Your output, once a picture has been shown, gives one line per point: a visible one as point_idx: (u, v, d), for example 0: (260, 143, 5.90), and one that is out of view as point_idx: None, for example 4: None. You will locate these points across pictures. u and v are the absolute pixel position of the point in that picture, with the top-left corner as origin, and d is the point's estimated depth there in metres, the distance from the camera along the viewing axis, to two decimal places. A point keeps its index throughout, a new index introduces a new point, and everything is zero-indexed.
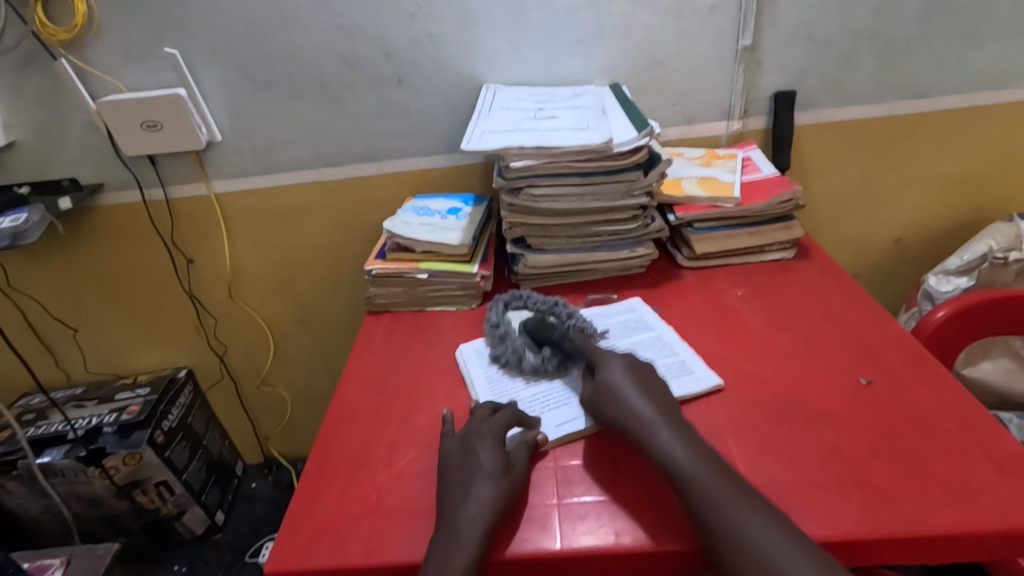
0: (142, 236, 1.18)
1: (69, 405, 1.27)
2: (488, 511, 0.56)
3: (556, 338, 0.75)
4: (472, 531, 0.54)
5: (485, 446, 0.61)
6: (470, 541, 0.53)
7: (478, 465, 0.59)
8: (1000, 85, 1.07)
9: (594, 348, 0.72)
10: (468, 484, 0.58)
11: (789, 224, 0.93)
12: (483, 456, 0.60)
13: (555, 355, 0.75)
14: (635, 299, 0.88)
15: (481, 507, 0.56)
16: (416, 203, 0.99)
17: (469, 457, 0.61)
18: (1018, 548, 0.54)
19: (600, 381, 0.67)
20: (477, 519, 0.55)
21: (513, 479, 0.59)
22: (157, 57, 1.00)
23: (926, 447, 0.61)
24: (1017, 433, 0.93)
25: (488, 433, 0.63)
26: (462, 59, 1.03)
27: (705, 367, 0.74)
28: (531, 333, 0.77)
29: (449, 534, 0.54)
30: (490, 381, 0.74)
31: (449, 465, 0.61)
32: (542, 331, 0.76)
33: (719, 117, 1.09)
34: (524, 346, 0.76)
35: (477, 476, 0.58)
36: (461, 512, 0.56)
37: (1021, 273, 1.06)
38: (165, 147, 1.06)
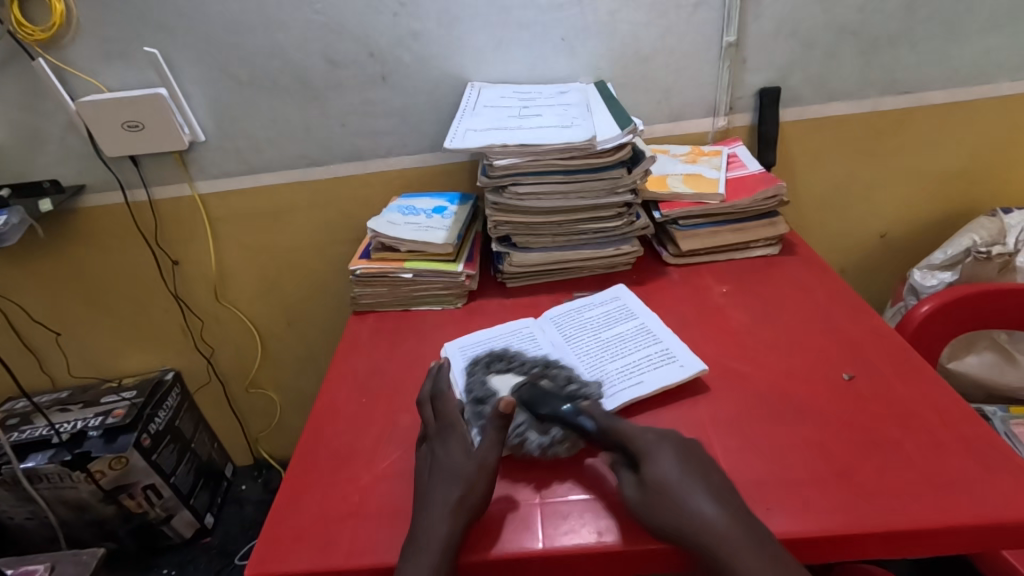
0: (126, 237, 1.17)
1: (54, 410, 1.26)
2: (451, 511, 0.55)
3: (563, 417, 0.62)
4: (436, 533, 0.54)
5: (448, 445, 0.61)
6: (433, 544, 0.53)
7: (440, 465, 0.59)
8: (982, 81, 1.08)
9: (625, 429, 0.59)
10: (431, 486, 0.58)
11: (773, 220, 0.93)
12: (458, 453, 0.60)
13: (567, 436, 0.62)
14: (620, 287, 0.88)
15: (443, 508, 0.55)
16: (401, 202, 0.99)
17: (434, 458, 0.61)
18: (997, 541, 0.55)
19: (643, 478, 0.55)
20: (438, 522, 0.55)
21: (477, 474, 0.58)
22: (138, 57, 0.99)
23: (908, 442, 0.62)
24: (1001, 426, 0.93)
25: (449, 431, 0.62)
26: (447, 58, 1.02)
27: (688, 354, 0.73)
28: (530, 407, 0.65)
29: (416, 539, 0.54)
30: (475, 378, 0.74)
31: (420, 468, 0.61)
32: (547, 407, 0.64)
33: (704, 114, 1.09)
34: (525, 426, 0.63)
35: (440, 477, 0.58)
36: (426, 515, 0.56)
37: (1005, 267, 1.06)
38: (147, 148, 1.05)
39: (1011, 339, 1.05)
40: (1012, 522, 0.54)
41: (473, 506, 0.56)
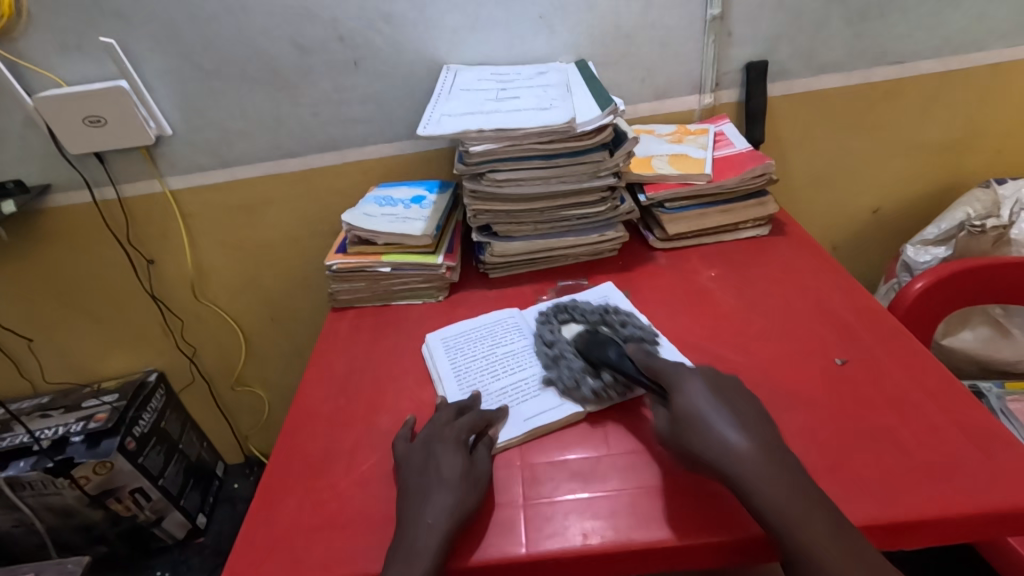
0: (97, 237, 1.13)
1: (34, 416, 1.23)
2: (445, 518, 0.53)
3: (612, 364, 0.65)
4: (430, 538, 0.52)
5: (446, 452, 0.59)
6: (428, 548, 0.51)
7: (437, 471, 0.57)
8: (974, 48, 1.05)
9: (660, 366, 0.61)
10: (423, 492, 0.56)
11: (762, 200, 0.91)
12: (444, 461, 0.58)
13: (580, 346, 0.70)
14: (607, 283, 0.85)
15: (437, 513, 0.54)
16: (379, 192, 0.95)
17: (428, 464, 0.58)
18: (997, 529, 0.53)
19: (673, 410, 0.57)
20: (432, 528, 0.53)
21: (475, 489, 0.56)
22: (96, 48, 0.95)
23: (902, 428, 0.60)
24: (995, 403, 0.92)
25: (451, 437, 0.60)
26: (420, 39, 0.98)
27: (677, 353, 0.71)
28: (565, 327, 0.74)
29: (404, 545, 0.52)
30: (456, 372, 0.72)
31: (411, 470, 0.59)
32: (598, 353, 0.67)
33: (689, 92, 1.05)
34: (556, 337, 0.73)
35: (435, 482, 0.56)
36: (418, 520, 0.54)
37: (999, 240, 1.04)
38: (111, 143, 1.01)
39: (1005, 314, 1.04)
40: (1011, 508, 0.52)
41: (467, 517, 0.54)
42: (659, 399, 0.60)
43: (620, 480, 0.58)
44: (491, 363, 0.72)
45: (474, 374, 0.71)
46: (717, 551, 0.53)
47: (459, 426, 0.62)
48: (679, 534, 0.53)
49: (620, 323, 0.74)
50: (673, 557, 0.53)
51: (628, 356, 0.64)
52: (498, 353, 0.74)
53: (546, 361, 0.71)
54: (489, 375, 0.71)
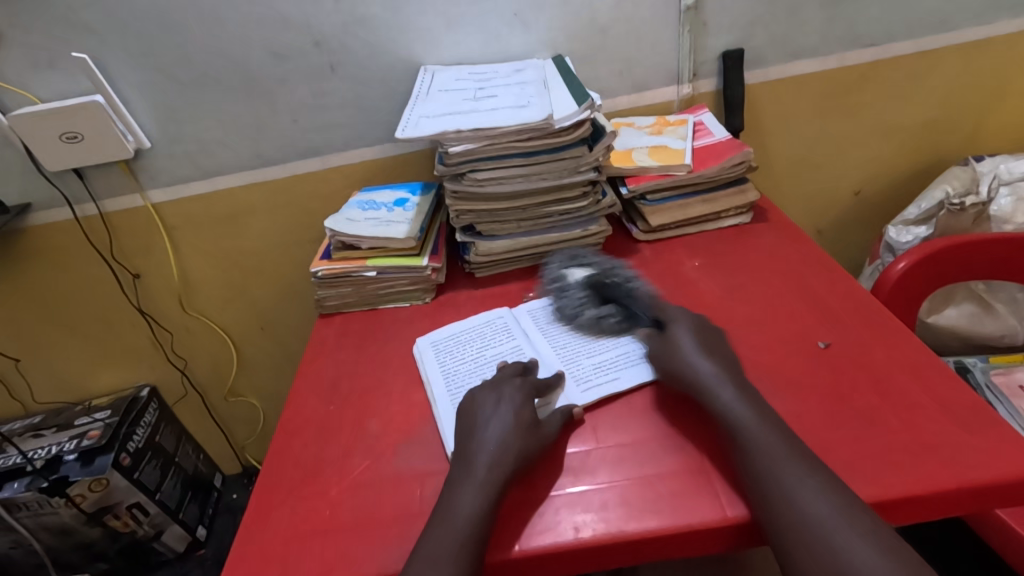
0: (80, 254, 1.12)
1: (26, 436, 1.22)
2: (502, 459, 0.57)
3: (612, 296, 0.76)
4: (491, 474, 0.56)
5: (513, 399, 0.63)
6: (484, 482, 0.55)
7: (505, 414, 0.61)
8: (946, 28, 1.06)
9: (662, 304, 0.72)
10: (484, 431, 0.60)
11: (742, 187, 0.91)
12: (510, 406, 0.62)
13: (620, 312, 0.74)
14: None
15: (499, 453, 0.57)
16: (361, 197, 0.95)
17: (497, 405, 0.62)
18: (981, 503, 0.54)
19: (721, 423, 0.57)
20: (490, 465, 0.57)
21: (539, 439, 0.60)
22: (69, 63, 0.94)
23: (884, 408, 0.61)
24: (980, 378, 0.93)
25: (519, 386, 0.65)
26: (396, 41, 0.98)
27: None
28: (594, 289, 0.77)
29: (463, 477, 0.56)
30: (445, 375, 0.72)
31: (477, 409, 0.63)
32: (605, 290, 0.76)
33: (668, 83, 1.06)
34: (586, 303, 0.77)
35: (499, 425, 0.60)
36: (479, 457, 0.58)
37: (979, 217, 1.05)
38: (90, 158, 1.00)
39: (987, 288, 1.05)
40: (992, 482, 0.53)
41: (528, 461, 0.58)
42: (653, 330, 0.69)
43: (610, 473, 0.59)
44: (479, 365, 0.72)
45: (462, 377, 0.71)
46: (708, 538, 0.54)
47: (527, 379, 0.65)
48: (667, 523, 0.54)
49: (623, 268, 0.80)
50: (665, 546, 0.54)
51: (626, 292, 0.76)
52: (487, 354, 0.74)
53: (555, 293, 0.81)
54: (477, 376, 0.71)
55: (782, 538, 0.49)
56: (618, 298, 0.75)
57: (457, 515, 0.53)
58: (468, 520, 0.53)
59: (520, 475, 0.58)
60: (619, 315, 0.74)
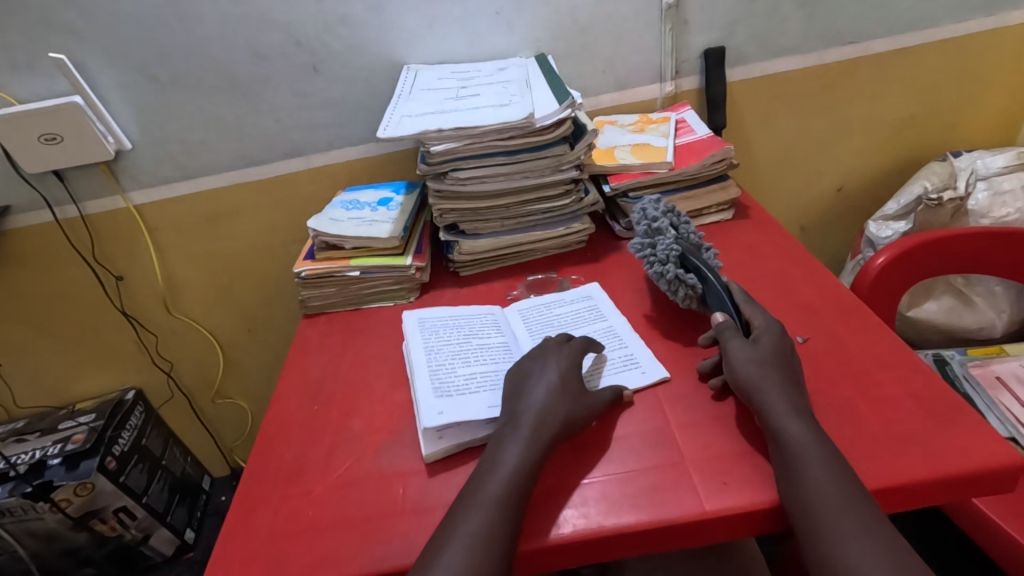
0: (62, 256, 1.11)
1: (10, 441, 1.21)
2: (551, 421, 0.59)
3: (700, 269, 0.72)
4: (538, 433, 0.58)
5: (560, 365, 0.65)
6: (529, 440, 0.57)
7: (555, 377, 0.63)
8: (925, 25, 1.07)
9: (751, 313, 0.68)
10: (534, 393, 0.62)
11: (724, 184, 0.92)
12: (556, 371, 0.64)
13: (700, 286, 0.72)
14: (591, 284, 0.84)
15: (548, 414, 0.59)
16: (345, 196, 0.95)
17: (543, 369, 0.64)
18: (953, 493, 0.55)
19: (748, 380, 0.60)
20: (539, 425, 0.59)
21: (586, 405, 0.62)
22: (47, 64, 0.93)
23: (860, 401, 0.62)
24: (958, 370, 0.95)
25: (567, 354, 0.67)
26: (378, 40, 0.97)
27: (653, 360, 0.70)
28: (686, 252, 0.74)
29: (514, 434, 0.58)
30: (427, 350, 0.73)
31: (531, 371, 0.65)
32: (697, 260, 0.73)
33: (650, 81, 1.06)
34: (674, 258, 0.74)
35: (547, 387, 0.62)
36: (531, 416, 0.60)
37: (957, 212, 1.08)
38: (70, 160, 0.99)
39: (966, 283, 1.08)
40: (966, 472, 0.54)
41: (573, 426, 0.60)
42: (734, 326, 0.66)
43: (592, 468, 0.59)
44: (464, 351, 0.73)
45: (445, 357, 0.71)
46: (687, 530, 0.54)
47: (574, 346, 0.68)
48: (646, 517, 0.54)
49: (712, 254, 0.78)
50: (645, 540, 0.55)
51: (718, 272, 0.72)
52: (472, 343, 0.74)
53: (642, 232, 0.78)
54: (460, 360, 0.71)
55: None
56: (703, 271, 0.71)
57: (502, 470, 0.55)
58: (514, 478, 0.55)
59: (565, 439, 0.60)
60: (699, 290, 0.72)
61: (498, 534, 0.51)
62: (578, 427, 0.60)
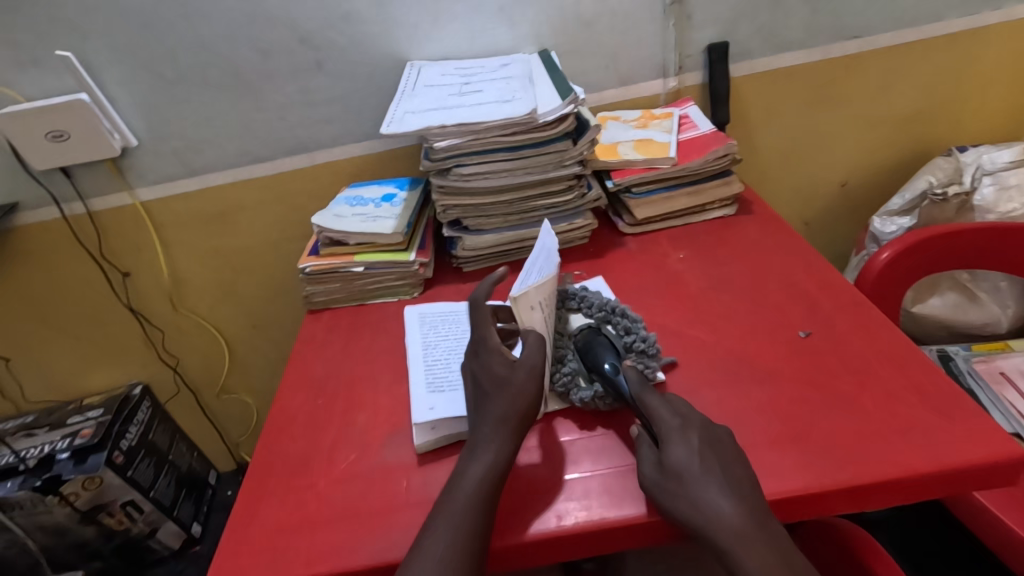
0: (68, 253, 1.12)
1: (19, 436, 1.22)
2: (506, 421, 0.59)
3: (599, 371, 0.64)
4: (496, 436, 0.58)
5: (495, 360, 0.63)
6: (490, 448, 0.57)
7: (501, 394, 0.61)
8: (929, 19, 1.07)
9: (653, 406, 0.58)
10: (492, 414, 0.60)
11: (727, 179, 0.92)
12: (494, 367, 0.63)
13: (607, 391, 0.63)
14: (595, 279, 0.84)
15: (504, 434, 0.58)
16: (349, 192, 0.96)
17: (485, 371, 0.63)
18: (954, 486, 0.55)
19: (662, 460, 0.55)
20: (498, 426, 0.59)
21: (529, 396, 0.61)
22: (53, 61, 0.93)
23: (863, 395, 0.62)
24: (962, 366, 0.94)
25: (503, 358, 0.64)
26: (382, 36, 0.98)
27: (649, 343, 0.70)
28: (582, 357, 0.67)
29: (472, 460, 0.57)
30: (425, 346, 0.75)
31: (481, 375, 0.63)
32: (592, 360, 0.65)
33: (654, 76, 1.06)
34: (572, 374, 0.66)
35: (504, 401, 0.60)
36: (489, 439, 0.58)
37: (962, 207, 1.08)
38: (76, 157, 1.00)
39: (971, 279, 1.08)
40: (967, 465, 0.54)
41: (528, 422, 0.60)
42: (649, 439, 0.58)
43: (594, 462, 0.60)
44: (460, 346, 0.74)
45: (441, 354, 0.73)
46: None
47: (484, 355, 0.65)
48: (649, 510, 0.55)
49: (625, 320, 0.71)
50: (645, 533, 0.55)
51: (614, 365, 0.63)
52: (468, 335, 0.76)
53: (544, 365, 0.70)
54: (455, 355, 0.73)
55: (760, 524, 0.50)
56: (604, 373, 0.63)
57: (468, 482, 0.55)
58: (478, 487, 0.55)
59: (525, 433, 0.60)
60: (609, 390, 0.63)
61: (467, 548, 0.51)
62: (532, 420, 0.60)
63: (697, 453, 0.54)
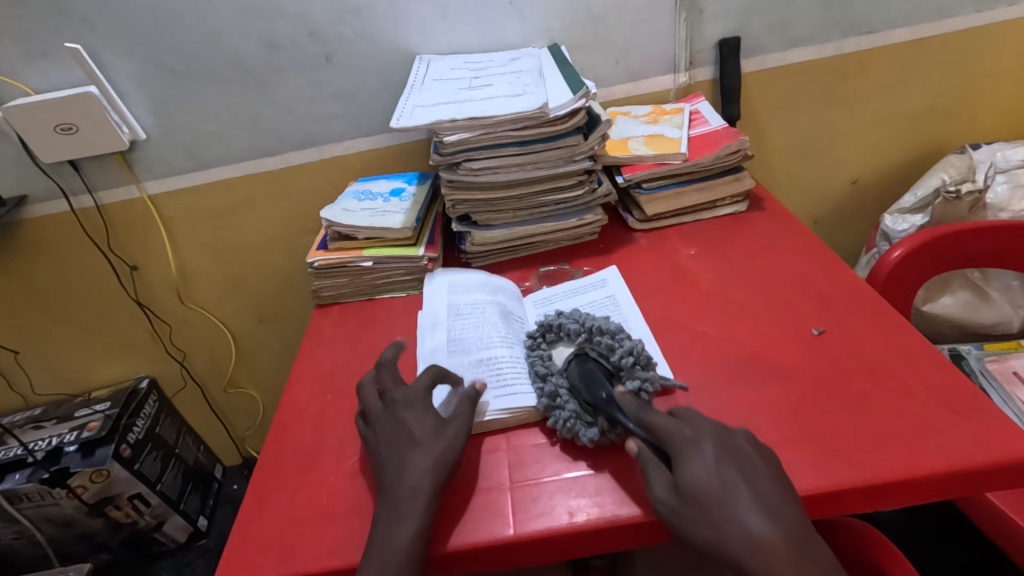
0: (77, 246, 1.12)
1: (27, 428, 1.22)
2: (429, 481, 0.55)
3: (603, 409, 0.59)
4: (415, 498, 0.54)
5: (414, 414, 0.60)
6: (417, 509, 0.53)
7: (410, 437, 0.58)
8: (944, 15, 1.05)
9: (663, 426, 0.55)
10: (402, 457, 0.57)
11: (739, 175, 0.91)
12: (411, 423, 0.59)
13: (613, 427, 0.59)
14: (609, 270, 0.84)
15: (420, 474, 0.55)
16: (358, 187, 0.95)
17: (407, 426, 0.59)
18: (970, 486, 0.55)
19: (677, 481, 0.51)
20: (417, 489, 0.54)
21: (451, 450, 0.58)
22: (62, 54, 0.93)
23: (877, 393, 0.61)
24: (974, 365, 0.93)
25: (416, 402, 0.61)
26: (391, 30, 0.97)
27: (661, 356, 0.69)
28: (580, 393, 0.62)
29: (392, 503, 0.54)
30: (451, 310, 0.77)
31: (399, 428, 0.59)
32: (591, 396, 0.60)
33: (664, 72, 1.05)
34: (572, 418, 0.60)
35: (411, 444, 0.58)
36: (402, 482, 0.55)
37: (974, 205, 1.06)
38: (85, 150, 1.00)
39: (982, 277, 1.07)
40: (984, 465, 0.53)
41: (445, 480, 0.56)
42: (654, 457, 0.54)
43: (606, 458, 0.59)
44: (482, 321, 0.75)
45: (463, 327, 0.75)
46: None
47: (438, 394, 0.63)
48: None
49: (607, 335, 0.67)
50: (656, 531, 0.55)
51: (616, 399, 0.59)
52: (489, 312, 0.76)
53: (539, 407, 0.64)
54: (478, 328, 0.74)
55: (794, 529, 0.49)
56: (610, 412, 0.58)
57: (395, 547, 0.51)
58: (406, 549, 0.51)
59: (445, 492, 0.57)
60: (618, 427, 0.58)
61: None
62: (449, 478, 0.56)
63: (725, 454, 0.52)
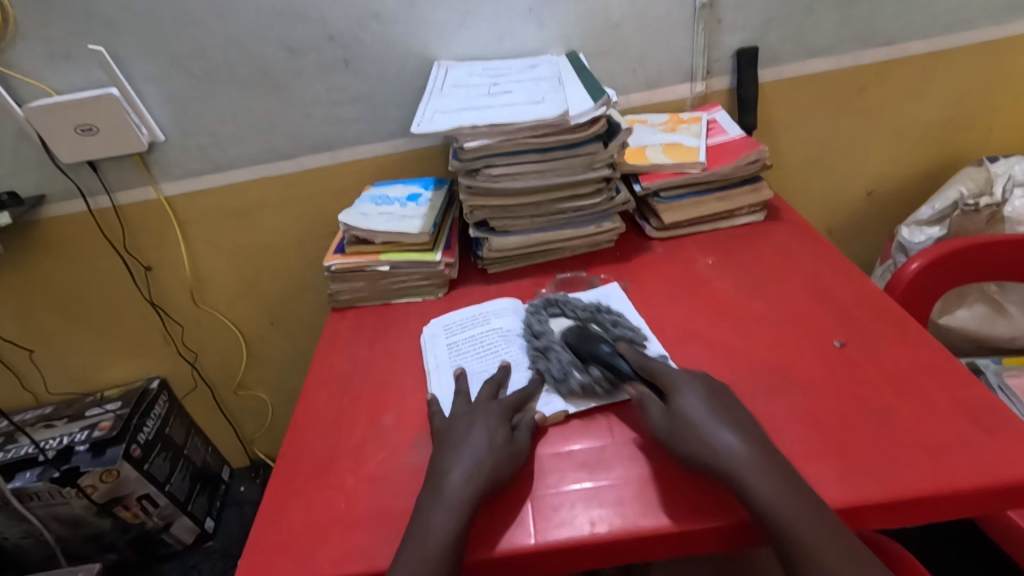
0: (93, 245, 1.12)
1: (38, 427, 1.23)
2: (481, 481, 0.56)
3: (600, 359, 0.66)
4: (463, 494, 0.55)
5: (489, 420, 0.62)
6: (460, 504, 0.54)
7: (479, 438, 0.59)
8: (963, 27, 1.05)
9: (657, 367, 0.64)
10: (460, 450, 0.59)
11: (757, 185, 0.91)
12: (484, 425, 0.61)
13: (605, 375, 0.66)
14: (613, 286, 0.83)
15: (471, 474, 0.56)
16: (374, 191, 0.95)
17: (472, 428, 0.61)
18: (997, 503, 0.54)
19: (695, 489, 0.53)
20: (467, 485, 0.55)
21: (513, 457, 0.59)
22: (85, 56, 0.94)
23: (902, 408, 0.60)
24: (992, 380, 0.93)
25: (496, 412, 0.63)
26: (410, 36, 0.98)
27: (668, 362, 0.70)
28: (576, 348, 0.69)
29: (435, 495, 0.55)
30: (451, 350, 0.75)
31: (469, 429, 0.61)
32: (588, 348, 0.68)
33: (681, 81, 1.05)
34: (568, 364, 0.68)
35: (479, 445, 0.59)
36: (452, 477, 0.56)
37: (993, 217, 1.05)
38: (104, 151, 1.00)
39: (1000, 292, 1.06)
40: (1012, 482, 0.53)
41: (498, 483, 0.57)
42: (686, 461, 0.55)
43: (625, 469, 0.59)
44: (485, 346, 0.75)
45: (467, 354, 0.74)
46: (724, 533, 0.54)
47: (505, 403, 0.64)
48: (684, 520, 0.54)
49: (609, 317, 0.74)
50: (676, 543, 0.54)
51: (615, 355, 0.66)
52: (491, 335, 0.76)
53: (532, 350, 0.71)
54: (481, 353, 0.74)
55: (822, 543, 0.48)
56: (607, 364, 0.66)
57: (434, 535, 0.52)
58: (442, 545, 0.51)
59: (497, 495, 0.57)
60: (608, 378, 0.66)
61: None
62: (504, 481, 0.57)
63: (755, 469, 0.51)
